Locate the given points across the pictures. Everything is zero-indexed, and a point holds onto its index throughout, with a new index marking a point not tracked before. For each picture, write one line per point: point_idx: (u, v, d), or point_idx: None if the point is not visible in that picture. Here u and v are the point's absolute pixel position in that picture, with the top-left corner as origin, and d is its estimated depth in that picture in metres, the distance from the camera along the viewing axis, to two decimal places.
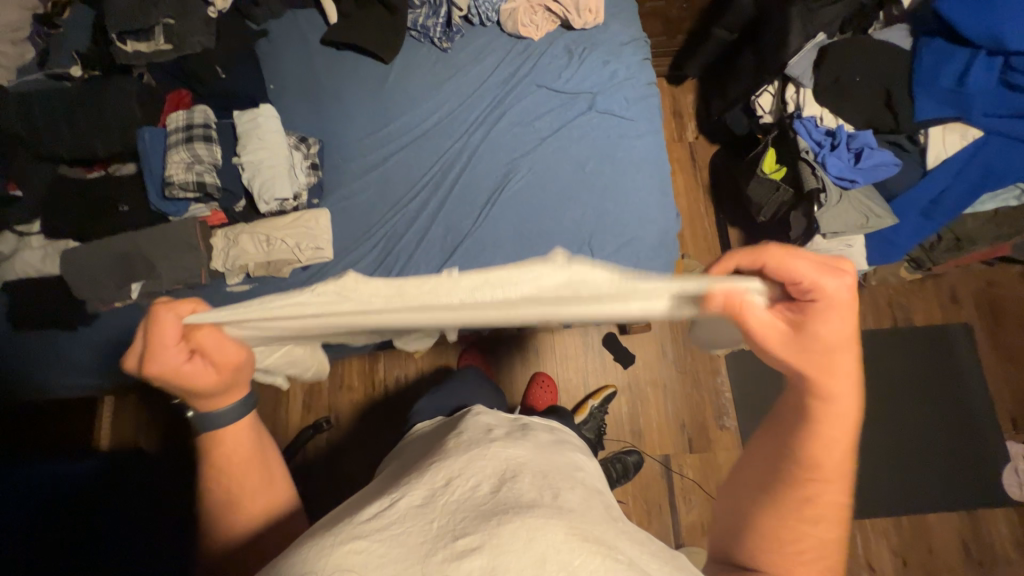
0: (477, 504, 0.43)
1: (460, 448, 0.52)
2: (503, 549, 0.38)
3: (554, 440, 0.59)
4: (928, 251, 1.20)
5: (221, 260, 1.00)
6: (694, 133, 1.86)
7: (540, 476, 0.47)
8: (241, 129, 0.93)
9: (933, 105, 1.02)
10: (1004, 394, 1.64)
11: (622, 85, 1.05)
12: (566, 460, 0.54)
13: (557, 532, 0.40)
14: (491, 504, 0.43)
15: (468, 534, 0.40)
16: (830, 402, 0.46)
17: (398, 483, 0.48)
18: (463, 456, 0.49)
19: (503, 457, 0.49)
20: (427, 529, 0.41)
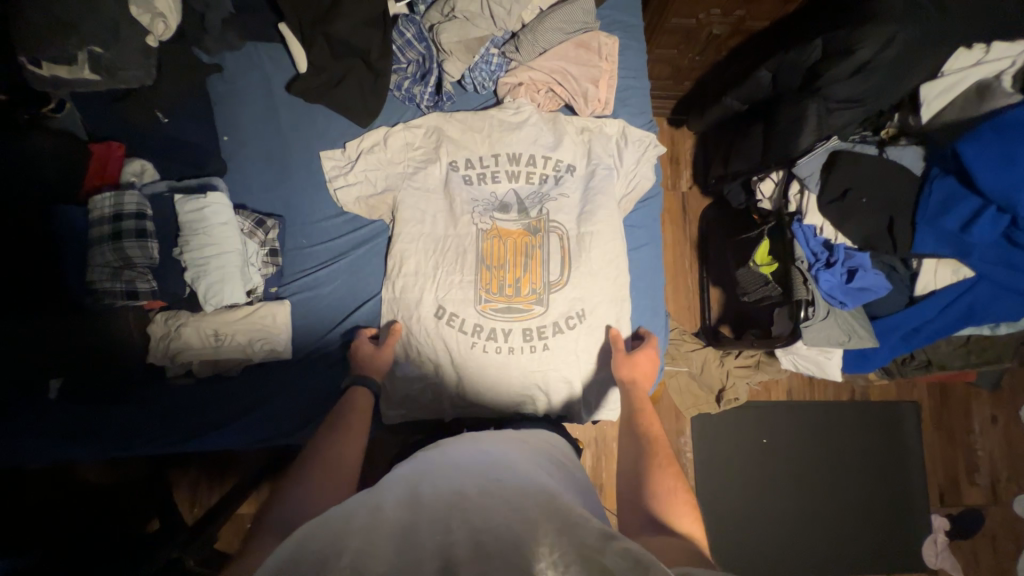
0: (473, 512, 0.49)
1: (448, 468, 0.59)
2: (497, 555, 0.43)
3: (535, 470, 0.63)
4: (899, 365, 1.22)
5: (161, 351, 0.88)
6: (689, 183, 1.80)
7: (524, 486, 0.55)
8: (183, 219, 0.79)
9: (933, 241, 1.00)
10: (937, 470, 1.76)
11: (626, 189, 0.98)
12: (543, 472, 0.63)
13: (553, 533, 0.46)
14: (485, 506, 0.50)
15: (457, 540, 0.45)
16: (656, 463, 0.79)
17: (389, 491, 0.53)
18: (452, 479, 0.56)
19: (485, 471, 0.59)
20: (417, 542, 0.45)
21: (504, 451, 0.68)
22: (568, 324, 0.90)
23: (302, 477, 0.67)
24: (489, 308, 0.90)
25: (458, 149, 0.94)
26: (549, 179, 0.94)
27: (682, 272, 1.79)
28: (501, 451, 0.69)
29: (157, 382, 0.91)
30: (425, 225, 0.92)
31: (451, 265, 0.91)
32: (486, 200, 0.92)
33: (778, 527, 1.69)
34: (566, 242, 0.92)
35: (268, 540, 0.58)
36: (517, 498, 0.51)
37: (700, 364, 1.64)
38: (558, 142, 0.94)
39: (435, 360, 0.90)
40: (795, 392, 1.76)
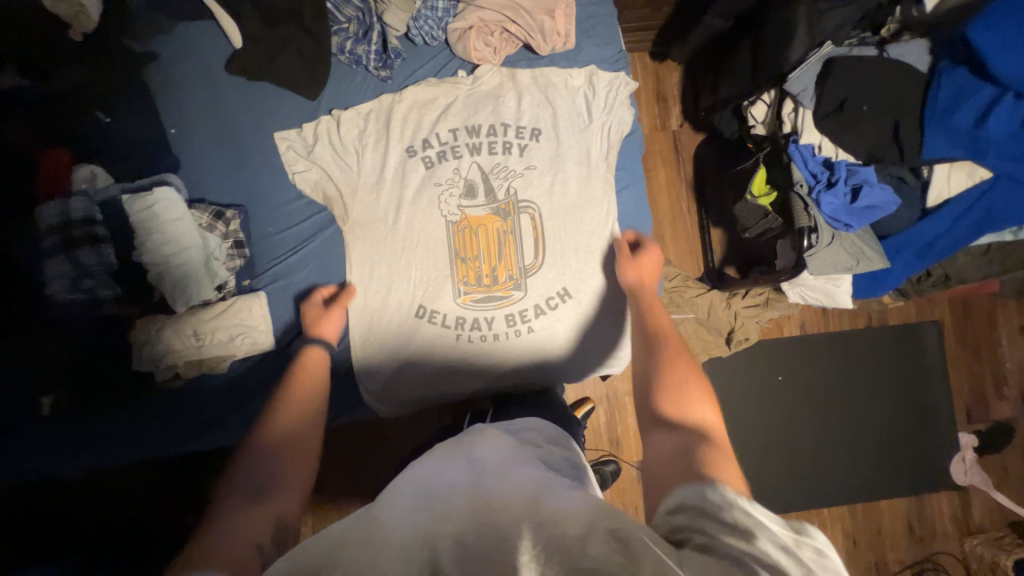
0: (467, 528, 0.44)
1: (442, 465, 0.56)
2: None
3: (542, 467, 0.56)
4: (914, 284, 1.15)
5: (142, 358, 0.86)
6: (679, 120, 1.69)
7: (525, 492, 0.49)
8: (134, 219, 0.76)
9: (945, 142, 0.91)
10: (963, 388, 1.71)
11: (602, 129, 0.92)
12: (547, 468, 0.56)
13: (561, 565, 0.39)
14: (480, 515, 0.46)
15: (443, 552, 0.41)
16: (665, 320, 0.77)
17: (385, 501, 0.51)
18: (450, 480, 0.53)
19: (488, 476, 0.53)
20: None
21: (509, 442, 0.61)
22: (550, 305, 0.90)
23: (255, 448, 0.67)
24: (468, 300, 0.89)
25: (414, 130, 0.90)
26: (514, 148, 0.90)
27: (681, 216, 1.70)
28: (503, 437, 0.63)
29: (147, 389, 0.90)
30: (389, 218, 0.90)
31: (424, 257, 0.90)
32: (450, 182, 0.89)
33: (801, 460, 1.68)
34: (538, 221, 0.90)
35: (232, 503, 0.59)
36: (517, 504, 0.47)
37: (707, 309, 1.59)
38: (520, 109, 0.90)
39: (419, 344, 0.89)
40: (809, 325, 1.70)
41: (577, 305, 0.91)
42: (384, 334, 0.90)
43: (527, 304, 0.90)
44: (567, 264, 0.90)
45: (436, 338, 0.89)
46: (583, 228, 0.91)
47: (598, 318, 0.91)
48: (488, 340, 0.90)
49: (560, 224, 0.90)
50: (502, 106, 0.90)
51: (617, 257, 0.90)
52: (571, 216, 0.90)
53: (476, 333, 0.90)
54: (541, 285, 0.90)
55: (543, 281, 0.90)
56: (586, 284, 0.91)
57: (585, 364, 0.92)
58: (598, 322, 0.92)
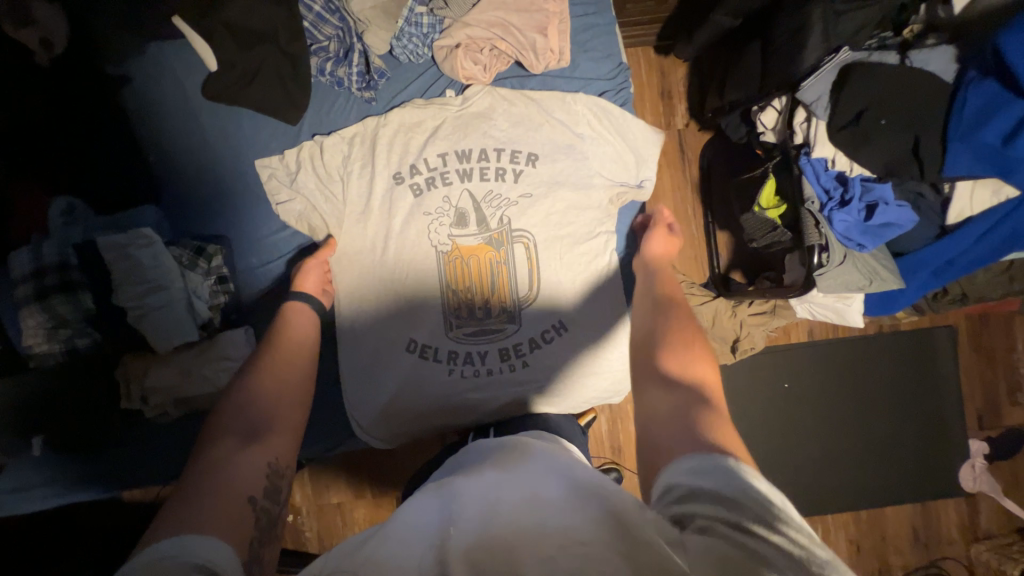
0: (497, 557, 0.39)
1: (469, 479, 0.51)
2: None
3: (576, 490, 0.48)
4: (930, 302, 1.09)
5: (129, 399, 0.84)
6: (685, 119, 1.61)
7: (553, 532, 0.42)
8: (107, 263, 0.75)
9: (967, 160, 0.85)
10: (976, 394, 1.67)
11: (601, 149, 0.86)
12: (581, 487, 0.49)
13: None
14: (513, 545, 0.40)
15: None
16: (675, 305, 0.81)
17: (408, 520, 0.47)
18: (481, 490, 0.48)
19: (510, 502, 0.46)
20: None
21: (543, 465, 0.54)
22: (545, 340, 0.87)
23: (243, 394, 0.73)
24: (460, 334, 0.87)
25: (401, 155, 0.85)
26: (507, 173, 0.85)
27: (686, 220, 1.64)
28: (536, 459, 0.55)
29: (136, 427, 0.88)
30: (377, 249, 0.87)
31: (414, 289, 0.86)
32: (440, 211, 0.85)
33: (806, 466, 1.66)
34: (533, 250, 0.86)
35: (229, 442, 0.65)
36: (556, 533, 0.41)
37: (711, 317, 1.55)
38: (515, 131, 0.85)
39: (410, 379, 0.87)
40: (818, 331, 1.65)
41: (574, 338, 0.87)
42: (376, 369, 0.88)
43: (521, 338, 0.87)
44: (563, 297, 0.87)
45: (427, 373, 0.87)
46: (580, 257, 0.87)
47: (596, 352, 0.88)
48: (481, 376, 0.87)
49: (555, 252, 0.86)
50: (496, 128, 0.85)
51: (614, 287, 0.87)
52: (568, 246, 0.86)
53: (469, 368, 0.87)
54: (536, 318, 0.87)
55: (538, 314, 0.87)
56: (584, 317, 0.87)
57: (582, 398, 0.90)
58: (596, 356, 0.88)
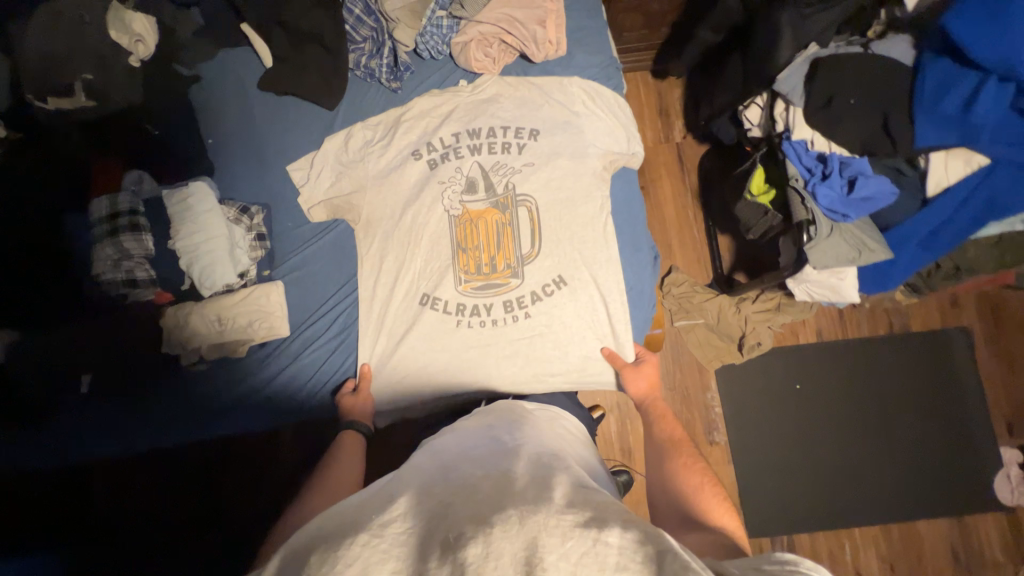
0: (481, 497, 0.55)
1: (462, 453, 0.68)
2: (500, 542, 0.48)
3: (544, 454, 0.69)
4: (924, 278, 1.14)
5: (172, 342, 0.94)
6: (682, 133, 1.74)
7: (531, 474, 0.61)
8: (171, 212, 0.86)
9: (936, 131, 0.92)
10: (1000, 401, 1.61)
11: (597, 128, 0.98)
12: (544, 451, 0.70)
13: (562, 519, 0.51)
14: (496, 489, 0.57)
15: (464, 515, 0.52)
16: (679, 444, 0.93)
17: (407, 482, 0.61)
18: (463, 469, 0.63)
19: (493, 457, 0.66)
20: (426, 534, 0.51)
21: (519, 435, 0.74)
22: (546, 292, 0.94)
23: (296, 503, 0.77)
24: (468, 287, 0.95)
25: (420, 134, 0.98)
26: (511, 147, 0.97)
27: (688, 225, 1.72)
28: (514, 429, 0.77)
29: (173, 371, 0.97)
30: (397, 211, 0.97)
31: (428, 250, 0.96)
32: (453, 180, 0.96)
33: (826, 476, 1.60)
34: (535, 213, 0.95)
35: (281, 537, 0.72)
36: (526, 474, 0.61)
37: (716, 314, 1.58)
38: (519, 112, 0.97)
39: (423, 330, 0.95)
40: (827, 332, 1.65)
41: (574, 293, 0.94)
42: (394, 319, 0.96)
43: (522, 292, 0.94)
44: (563, 252, 0.95)
45: (440, 325, 0.94)
46: (580, 217, 0.96)
47: (593, 307, 0.95)
48: (488, 326, 0.94)
49: (555, 215, 0.96)
50: (502, 110, 0.98)
51: (612, 243, 0.95)
52: (567, 208, 0.96)
53: (475, 320, 0.94)
54: (539, 274, 0.95)
55: (541, 269, 0.95)
56: (582, 273, 0.95)
57: (583, 353, 0.95)
58: (594, 312, 0.95)
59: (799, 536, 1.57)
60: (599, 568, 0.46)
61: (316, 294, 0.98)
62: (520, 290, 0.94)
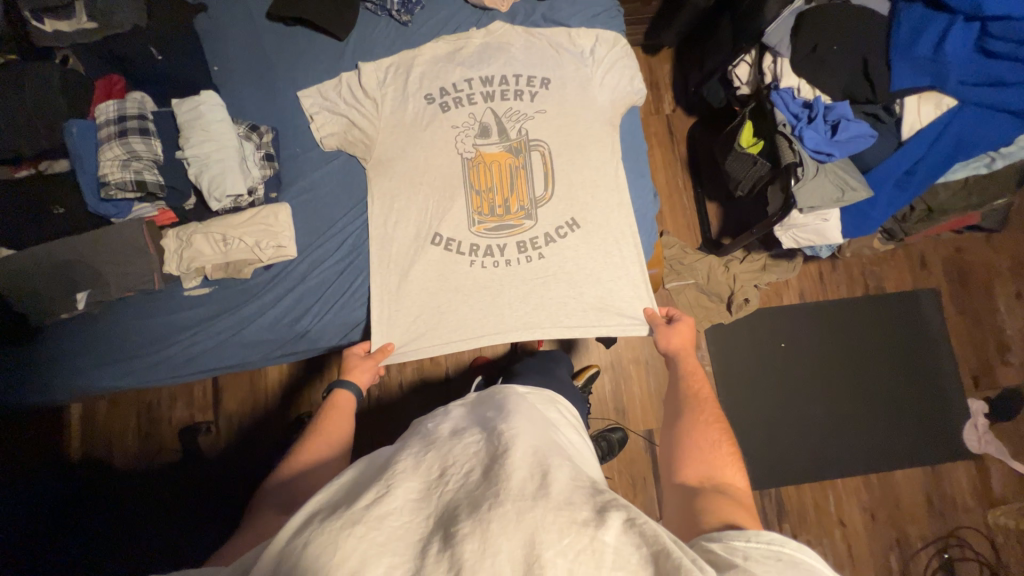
0: (477, 485, 0.53)
1: (460, 429, 0.66)
2: (498, 537, 0.47)
3: (543, 431, 0.67)
4: (901, 222, 1.23)
5: (176, 263, 0.93)
6: (672, 105, 1.81)
7: (532, 451, 0.58)
8: (181, 118, 0.87)
9: (911, 74, 1.02)
10: (967, 356, 1.72)
11: (603, 64, 1.01)
12: (542, 429, 0.68)
13: (559, 516, 0.49)
14: (491, 472, 0.55)
15: (462, 508, 0.51)
16: (700, 404, 0.79)
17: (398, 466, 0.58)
18: (456, 448, 0.60)
19: (490, 430, 0.63)
20: (421, 528, 0.51)
21: (518, 405, 0.72)
22: (559, 234, 0.95)
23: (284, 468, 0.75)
24: (482, 229, 0.95)
25: (434, 80, 0.99)
26: (524, 94, 0.98)
27: (678, 192, 1.78)
28: (513, 401, 0.74)
29: (175, 294, 0.96)
30: (405, 138, 0.97)
31: (439, 186, 0.96)
32: (466, 124, 0.97)
33: (810, 431, 1.66)
34: (548, 157, 0.97)
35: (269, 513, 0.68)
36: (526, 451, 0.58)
37: (706, 274, 1.64)
38: (531, 61, 1.00)
39: (435, 261, 0.95)
40: (809, 294, 1.73)
41: (585, 236, 0.96)
42: (403, 245, 0.95)
43: (534, 233, 0.95)
44: (573, 195, 0.96)
45: (452, 254, 0.95)
46: (591, 160, 0.97)
47: (605, 249, 0.96)
48: (502, 268, 0.95)
49: (567, 158, 0.97)
50: (514, 55, 1.00)
51: (621, 177, 0.97)
52: (579, 153, 0.97)
53: (487, 259, 0.95)
54: (550, 218, 0.96)
55: (554, 210, 0.96)
56: (593, 213, 0.96)
57: (597, 293, 0.95)
58: (607, 252, 0.96)
59: (785, 490, 1.62)
60: (595, 567, 0.46)
61: (323, 220, 0.97)
62: (534, 231, 0.96)
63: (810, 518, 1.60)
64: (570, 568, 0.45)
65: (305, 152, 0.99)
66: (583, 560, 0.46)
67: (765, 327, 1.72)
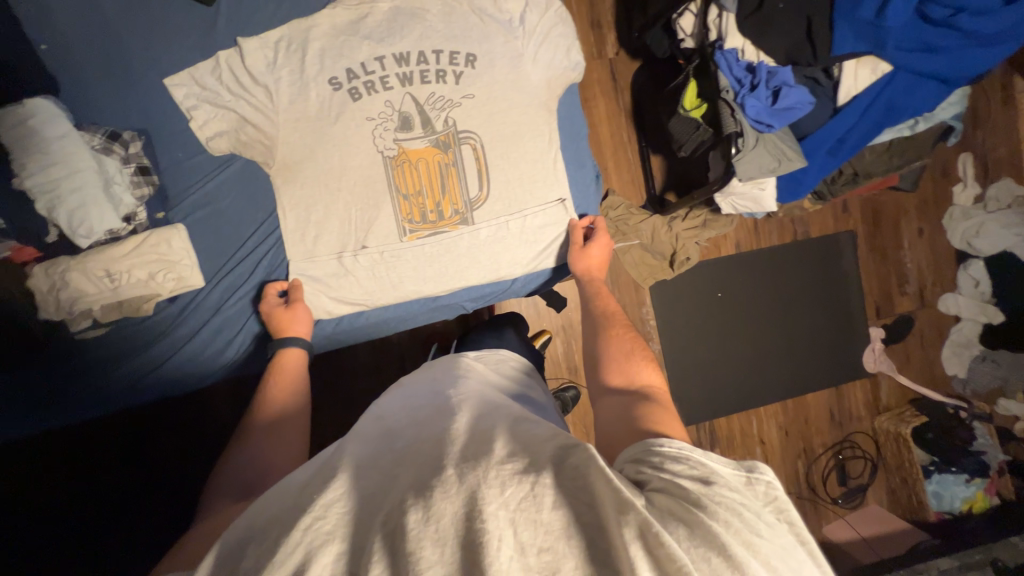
0: (426, 464, 0.50)
1: (403, 421, 0.62)
2: (442, 504, 0.43)
3: (492, 404, 0.65)
4: (830, 184, 1.26)
5: (54, 307, 0.78)
6: (615, 48, 1.66)
7: (477, 426, 0.56)
8: (16, 136, 0.72)
9: (852, 37, 0.98)
10: (873, 289, 1.92)
11: (536, 36, 0.89)
12: (488, 402, 0.66)
13: (501, 469, 0.46)
14: (437, 450, 0.52)
15: (409, 488, 0.46)
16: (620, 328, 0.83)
17: (345, 451, 0.54)
18: (410, 434, 0.58)
19: (435, 416, 0.60)
20: (366, 513, 0.45)
21: (462, 387, 0.70)
22: (499, 238, 0.90)
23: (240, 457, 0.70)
24: (415, 238, 0.87)
25: (339, 58, 0.83)
26: (447, 74, 0.85)
27: (622, 146, 1.71)
28: (457, 383, 0.71)
29: (57, 344, 0.81)
30: (313, 135, 0.83)
31: (361, 191, 0.85)
32: (383, 116, 0.84)
33: (740, 367, 1.84)
34: (480, 151, 0.87)
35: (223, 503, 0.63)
36: (472, 429, 0.56)
37: (650, 233, 1.63)
38: (452, 32, 0.85)
39: (366, 277, 0.87)
40: (744, 244, 1.81)
41: (526, 238, 0.91)
42: (326, 263, 0.86)
43: (473, 238, 0.89)
44: (512, 195, 0.89)
45: (386, 268, 0.88)
46: (527, 153, 0.89)
47: (546, 250, 0.94)
48: (441, 279, 0.90)
49: (502, 152, 0.88)
50: (431, 24, 0.85)
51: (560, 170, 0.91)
52: (515, 143, 0.88)
53: (422, 272, 0.89)
54: (486, 217, 0.89)
55: (492, 215, 0.89)
56: (533, 215, 0.91)
57: None
58: (547, 254, 0.94)
59: (718, 421, 1.83)
60: (536, 512, 0.42)
61: (229, 239, 0.86)
62: (473, 236, 0.89)
63: (737, 442, 1.83)
64: (513, 517, 0.42)
65: (190, 159, 0.84)
66: (527, 506, 0.43)
67: (704, 275, 1.80)
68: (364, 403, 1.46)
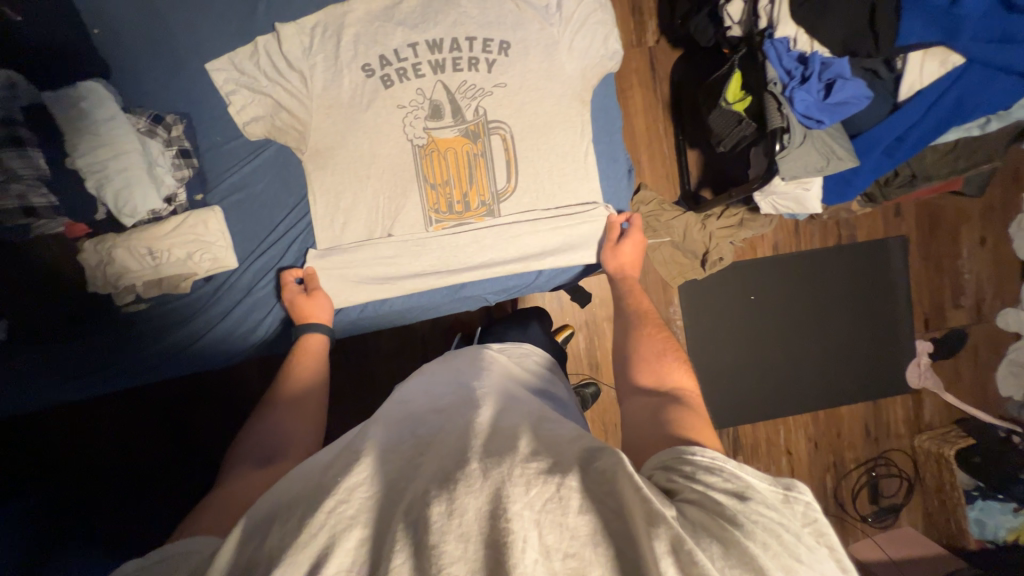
0: (450, 456, 0.49)
1: (428, 410, 0.62)
2: (466, 499, 0.43)
3: (517, 400, 0.64)
4: (884, 186, 1.18)
5: (99, 281, 0.82)
6: (655, 36, 1.60)
7: (501, 421, 0.56)
8: (66, 117, 0.74)
9: (921, 26, 0.90)
10: (923, 300, 1.79)
11: (572, 23, 0.86)
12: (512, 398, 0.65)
13: (526, 468, 0.46)
14: (462, 442, 0.51)
15: (432, 478, 0.46)
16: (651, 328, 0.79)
17: (371, 435, 0.55)
18: (434, 424, 0.58)
19: (460, 408, 0.60)
20: (390, 500, 0.45)
21: (487, 380, 0.69)
22: (525, 231, 0.89)
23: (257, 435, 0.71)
24: (441, 228, 0.87)
25: (372, 44, 0.82)
26: (479, 62, 0.84)
27: (657, 139, 1.65)
28: (483, 376, 0.71)
29: (104, 314, 0.86)
30: (345, 122, 0.83)
31: (390, 179, 0.85)
32: (414, 103, 0.83)
33: (770, 374, 1.77)
34: (510, 142, 0.86)
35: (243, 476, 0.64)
36: (496, 424, 0.55)
37: (682, 231, 1.58)
38: (486, 19, 0.84)
39: (392, 266, 0.88)
40: (783, 246, 1.72)
41: (553, 231, 0.90)
42: (354, 250, 0.87)
43: (499, 229, 0.88)
44: (541, 187, 0.88)
45: (411, 257, 0.88)
46: (558, 146, 0.87)
47: (572, 246, 0.92)
48: (464, 270, 0.90)
49: (532, 144, 0.86)
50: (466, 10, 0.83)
51: (592, 164, 0.89)
52: (546, 135, 0.86)
53: (446, 263, 0.89)
54: (514, 209, 0.88)
55: (519, 207, 0.88)
56: (560, 209, 0.89)
57: None
58: (573, 250, 0.92)
59: (743, 427, 1.77)
60: (562, 515, 0.42)
61: (262, 223, 0.88)
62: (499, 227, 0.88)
63: (763, 450, 1.77)
64: (537, 518, 0.41)
65: (228, 143, 0.86)
66: (552, 510, 0.42)
67: (738, 277, 1.73)
68: (386, 387, 1.50)
